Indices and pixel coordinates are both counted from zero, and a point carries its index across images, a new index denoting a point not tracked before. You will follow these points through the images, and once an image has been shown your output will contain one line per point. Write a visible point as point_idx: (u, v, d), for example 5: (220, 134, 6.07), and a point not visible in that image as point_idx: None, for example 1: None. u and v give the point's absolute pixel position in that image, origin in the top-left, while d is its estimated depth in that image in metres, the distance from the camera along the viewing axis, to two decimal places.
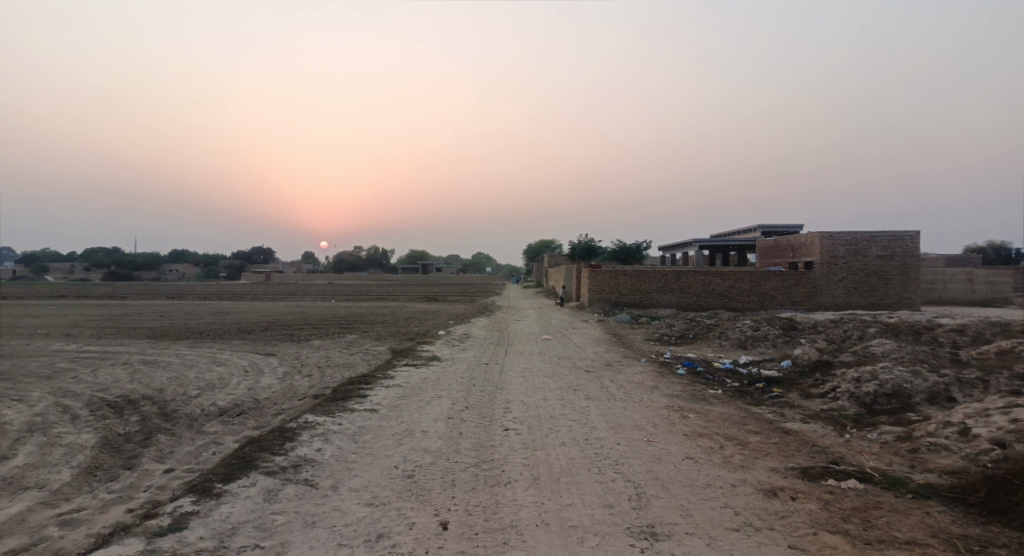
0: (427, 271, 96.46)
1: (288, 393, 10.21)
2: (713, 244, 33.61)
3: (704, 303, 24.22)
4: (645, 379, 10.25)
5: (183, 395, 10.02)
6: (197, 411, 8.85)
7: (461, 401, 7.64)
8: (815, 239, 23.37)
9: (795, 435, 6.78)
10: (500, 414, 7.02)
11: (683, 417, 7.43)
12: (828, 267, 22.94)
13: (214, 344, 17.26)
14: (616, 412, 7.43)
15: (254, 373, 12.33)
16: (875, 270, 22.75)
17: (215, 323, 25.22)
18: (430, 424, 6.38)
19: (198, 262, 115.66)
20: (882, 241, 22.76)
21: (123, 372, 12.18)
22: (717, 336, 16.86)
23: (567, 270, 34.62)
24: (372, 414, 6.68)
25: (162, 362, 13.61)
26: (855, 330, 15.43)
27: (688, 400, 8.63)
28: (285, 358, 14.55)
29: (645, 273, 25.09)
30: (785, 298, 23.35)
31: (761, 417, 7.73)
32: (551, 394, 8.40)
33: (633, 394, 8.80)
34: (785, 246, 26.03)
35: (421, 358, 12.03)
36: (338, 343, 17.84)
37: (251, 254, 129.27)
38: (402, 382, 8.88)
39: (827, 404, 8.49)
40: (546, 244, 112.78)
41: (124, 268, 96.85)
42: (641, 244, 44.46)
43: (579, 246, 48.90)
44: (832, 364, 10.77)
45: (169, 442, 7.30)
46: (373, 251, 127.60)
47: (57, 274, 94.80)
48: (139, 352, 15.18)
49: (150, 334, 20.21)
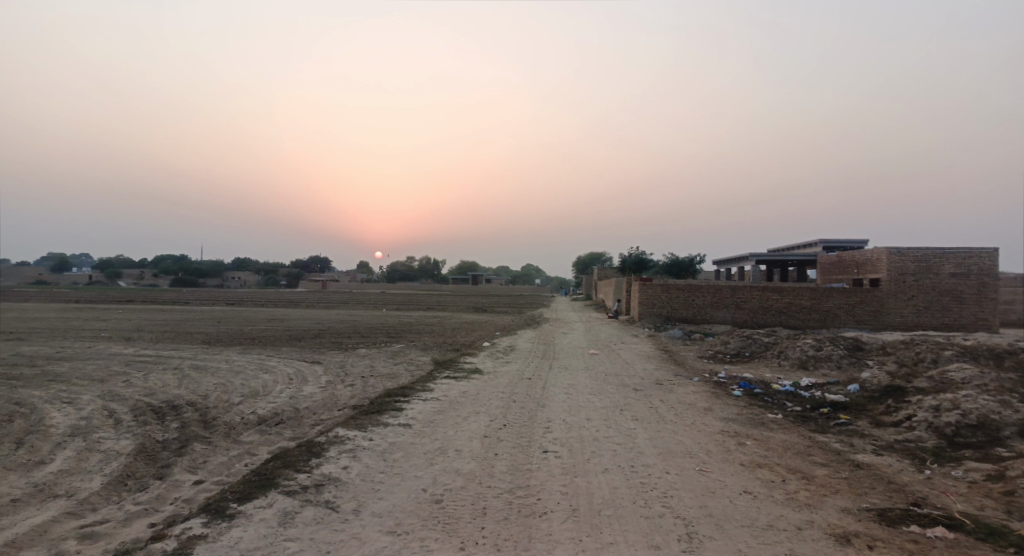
0: (476, 282, 96.96)
1: (327, 403, 10.08)
2: (770, 259, 32.20)
3: (761, 320, 23.08)
4: (697, 400, 9.61)
5: (225, 402, 10.04)
6: (237, 419, 8.81)
7: (500, 418, 7.27)
8: (882, 254, 21.93)
9: (867, 469, 6.08)
10: (540, 434, 6.62)
11: (739, 444, 6.81)
12: (896, 285, 21.48)
13: (263, 351, 17.53)
14: (665, 436, 6.90)
15: (297, 381, 12.33)
16: (949, 288, 21.14)
17: (267, 330, 25.77)
18: (464, 443, 6.04)
19: (258, 270, 120.02)
20: (957, 257, 21.14)
21: (173, 377, 12.39)
22: (775, 355, 15.92)
23: (617, 283, 33.87)
24: (405, 430, 6.40)
25: (211, 368, 13.84)
26: (929, 353, 14.24)
27: (744, 425, 7.98)
28: (330, 366, 14.57)
29: (697, 287, 24.16)
30: (849, 317, 22.00)
31: (828, 447, 7.02)
32: (596, 414, 7.92)
33: (683, 416, 8.21)
34: (849, 261, 24.58)
35: (463, 371, 11.74)
36: (382, 352, 17.80)
37: (308, 264, 133.32)
38: (440, 396, 8.60)
39: (902, 434, 7.68)
40: (595, 257, 111.75)
41: (191, 276, 101.42)
42: (694, 258, 43.16)
43: (629, 259, 47.95)
44: (905, 389, 9.84)
45: (204, 451, 7.22)
46: (423, 262, 129.33)
47: (129, 280, 100.05)
48: (192, 357, 15.52)
49: (205, 340, 20.76)
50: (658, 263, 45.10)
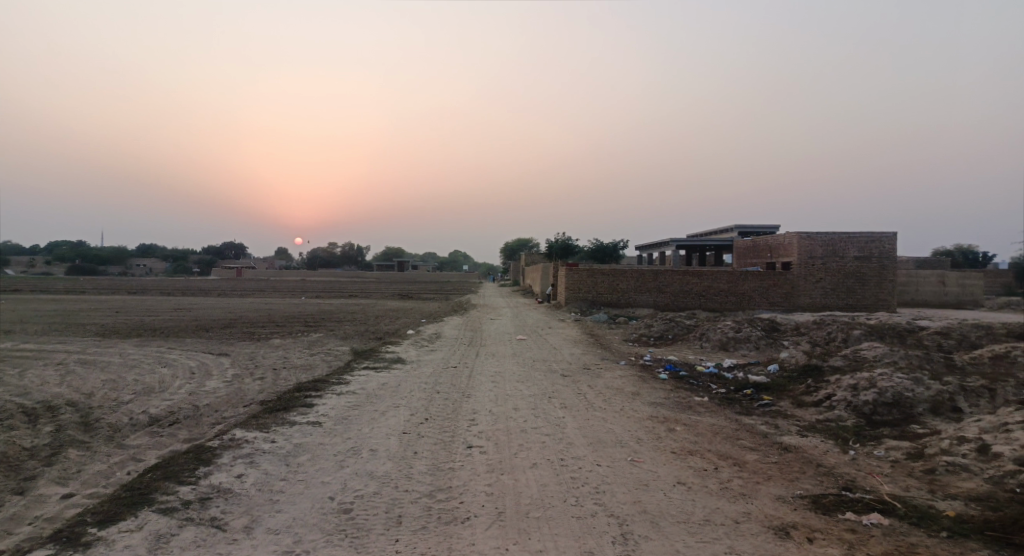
0: (402, 269, 95.27)
1: (233, 399, 9.17)
2: (690, 244, 33.15)
3: (682, 303, 23.65)
4: (626, 385, 9.46)
5: (113, 401, 8.90)
6: (124, 419, 7.78)
7: (421, 412, 6.76)
8: (793, 239, 22.92)
9: (794, 452, 6.05)
10: (464, 428, 6.17)
11: (669, 430, 6.65)
12: (806, 268, 22.54)
13: (165, 343, 16.03)
14: (595, 424, 6.63)
15: (200, 375, 11.22)
16: (852, 271, 22.42)
17: (172, 320, 23.77)
18: (380, 442, 5.50)
19: (166, 257, 112.15)
20: (859, 242, 22.40)
21: (52, 374, 10.96)
22: (697, 337, 16.24)
23: (544, 267, 33.85)
24: (314, 429, 5.78)
25: (101, 363, 12.41)
26: (838, 333, 14.91)
27: (673, 409, 7.88)
28: (239, 358, 13.46)
29: (622, 272, 24.40)
30: (763, 299, 22.91)
31: (755, 430, 7.00)
32: (523, 403, 7.56)
33: (612, 403, 8.01)
34: (762, 246, 25.60)
35: (384, 360, 11.07)
36: (299, 342, 16.75)
37: (222, 250, 126.29)
38: (356, 389, 7.97)
39: (822, 414, 7.81)
40: (522, 242, 112.31)
41: (89, 263, 93.37)
42: (618, 244, 43.94)
43: (556, 245, 48.22)
44: (822, 369, 10.12)
45: (78, 458, 6.24)
46: (346, 249, 125.38)
47: (15, 268, 90.76)
48: (79, 351, 13.90)
49: (98, 332, 18.81)
50: (584, 248, 45.59)
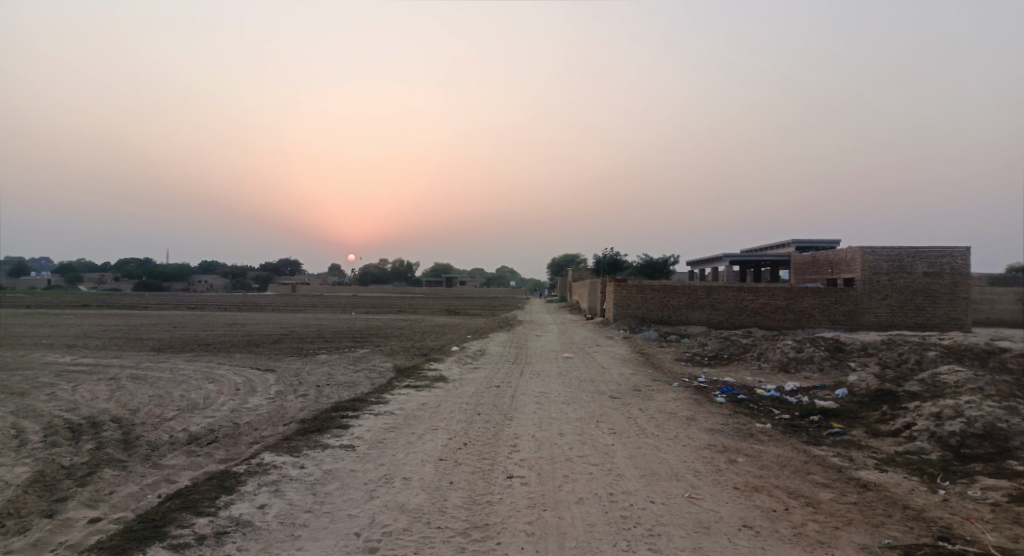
0: (451, 285, 96.20)
1: (273, 417, 9.03)
2: (743, 260, 31.91)
3: (736, 320, 22.61)
4: (680, 409, 8.84)
5: (157, 417, 8.90)
6: (163, 438, 7.69)
7: (460, 436, 6.39)
8: (855, 254, 21.61)
9: (875, 490, 5.35)
10: (504, 455, 5.76)
11: (730, 461, 6.05)
12: (870, 284, 21.18)
13: (215, 359, 16.25)
14: (647, 453, 6.10)
15: (244, 392, 11.20)
16: (922, 288, 20.91)
17: (225, 335, 24.32)
18: (414, 469, 5.15)
19: (226, 273, 116.71)
20: (929, 256, 20.91)
21: (103, 389, 11.12)
22: (754, 357, 15.35)
23: (591, 284, 33.22)
24: (347, 453, 5.49)
25: (152, 378, 12.58)
26: (912, 354, 13.76)
27: (732, 437, 7.25)
28: (284, 375, 13.45)
29: (673, 288, 23.57)
30: (823, 317, 21.65)
31: (827, 463, 6.30)
32: (569, 428, 7.10)
33: (666, 429, 7.43)
34: (822, 261, 24.30)
35: (426, 378, 10.78)
36: (345, 359, 16.72)
37: (278, 266, 130.63)
38: (395, 410, 7.68)
39: (903, 446, 7.02)
40: (570, 258, 111.54)
41: (155, 280, 98.01)
42: (668, 259, 42.84)
43: (604, 261, 47.49)
44: (898, 394, 9.22)
45: (113, 479, 6.13)
46: (395, 265, 127.43)
47: (88, 285, 96.19)
48: (133, 366, 14.21)
49: (154, 347, 19.27)
50: (632, 264, 44.65)
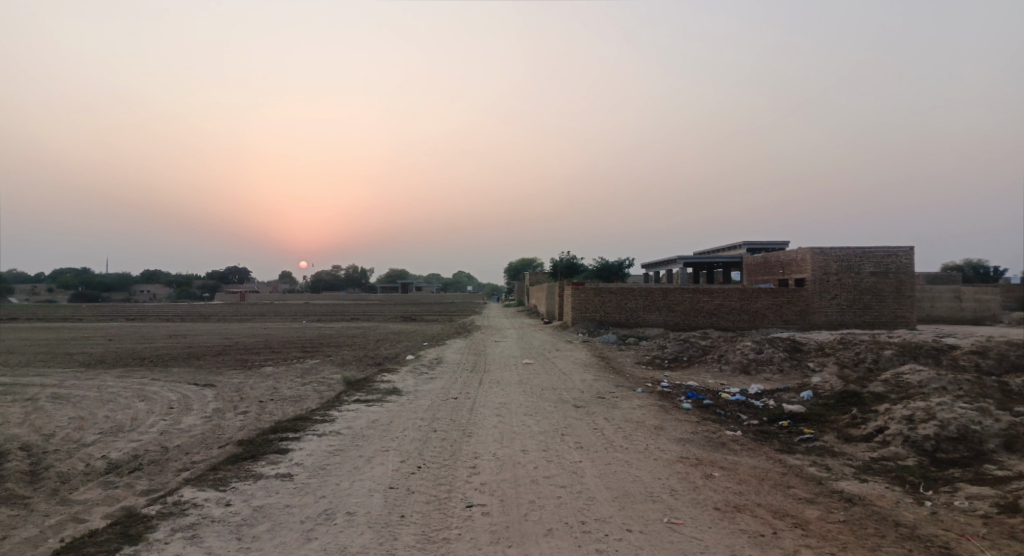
0: (407, 290, 94.98)
1: (208, 438, 8.17)
2: (697, 261, 32.21)
3: (693, 322, 22.64)
4: (647, 417, 8.45)
5: (73, 442, 7.91)
6: (77, 467, 6.75)
7: (413, 458, 5.78)
8: (806, 254, 21.91)
9: (860, 505, 5.02)
10: (463, 479, 5.19)
11: (707, 476, 5.64)
12: (820, 284, 21.51)
13: (149, 374, 15.01)
14: (618, 470, 5.63)
15: (178, 410, 10.22)
16: (869, 287, 21.36)
17: (164, 348, 22.79)
18: (361, 501, 4.53)
19: (171, 282, 112.04)
20: (875, 256, 21.37)
21: (14, 412, 9.92)
22: (715, 359, 15.23)
23: (548, 287, 32.95)
24: (283, 484, 4.81)
25: (74, 398, 11.38)
26: (868, 353, 13.84)
27: (705, 447, 6.89)
28: (225, 390, 12.43)
29: (631, 290, 23.43)
30: (777, 317, 21.89)
31: (805, 474, 5.97)
32: (533, 443, 6.59)
33: (635, 440, 7.00)
34: (773, 262, 24.61)
35: (378, 391, 10.06)
36: (293, 370, 15.75)
37: (226, 273, 126.18)
38: (342, 429, 7.00)
39: (877, 452, 6.80)
40: (526, 262, 111.79)
41: (93, 289, 93.09)
42: (624, 261, 43.09)
43: (561, 264, 47.49)
44: (864, 396, 9.09)
45: (7, 521, 5.23)
46: (350, 271, 125.03)
47: (19, 296, 90.56)
48: (54, 384, 12.88)
49: (82, 362, 17.76)
50: (589, 267, 44.73)
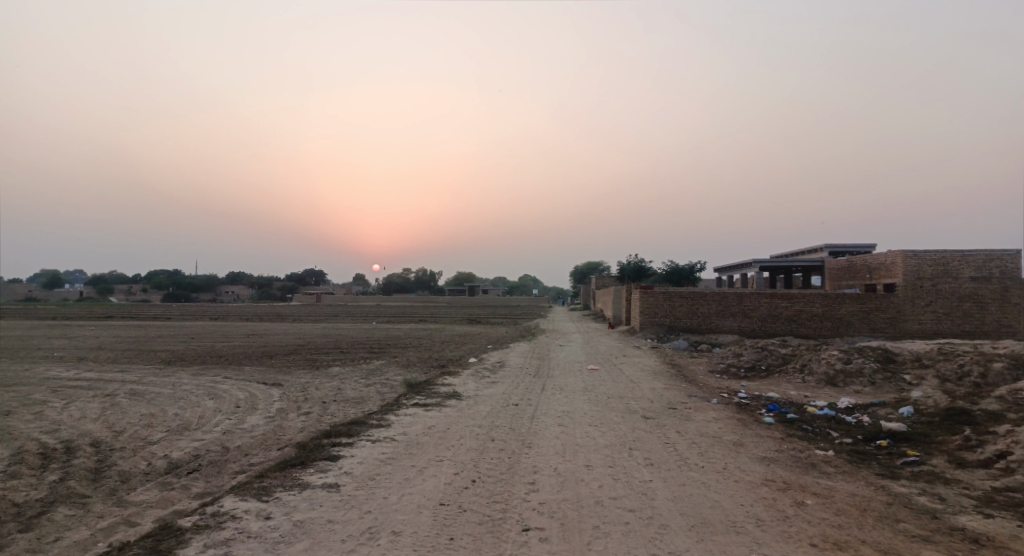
0: (473, 293, 95.98)
1: (268, 438, 8.12)
2: (773, 265, 30.45)
3: (770, 329, 21.28)
4: (723, 432, 7.71)
5: (140, 440, 8.04)
6: (138, 466, 6.79)
7: (467, 471, 5.38)
8: (896, 258, 20.13)
9: (990, 548, 4.18)
10: (520, 498, 4.73)
11: (797, 504, 4.93)
12: (913, 290, 19.68)
13: (222, 372, 15.45)
14: (695, 494, 5.01)
15: (243, 410, 10.33)
16: (971, 293, 19.32)
17: (240, 347, 23.67)
18: (409, 520, 4.17)
19: (253, 284, 118.20)
20: (977, 260, 19.31)
21: (94, 408, 10.31)
22: (796, 370, 14.09)
23: (615, 292, 32.09)
24: (329, 497, 4.53)
25: (150, 395, 11.77)
26: (975, 366, 12.34)
27: (792, 469, 6.12)
28: (290, 390, 12.56)
29: (702, 295, 22.32)
30: (863, 325, 20.21)
31: (914, 505, 5.11)
32: (598, 458, 6.05)
33: (713, 458, 6.33)
34: (859, 266, 22.80)
35: (438, 395, 9.77)
36: (357, 371, 15.85)
37: (303, 276, 131.96)
38: (397, 435, 6.71)
39: (1002, 480, 5.81)
40: (592, 266, 110.35)
41: (184, 290, 99.63)
42: (695, 265, 41.53)
43: (628, 268, 46.42)
44: (977, 415, 7.95)
45: (64, 522, 5.24)
46: (419, 274, 127.75)
47: (119, 296, 98.10)
48: (134, 381, 13.43)
49: (165, 360, 18.63)
50: (657, 271, 43.42)
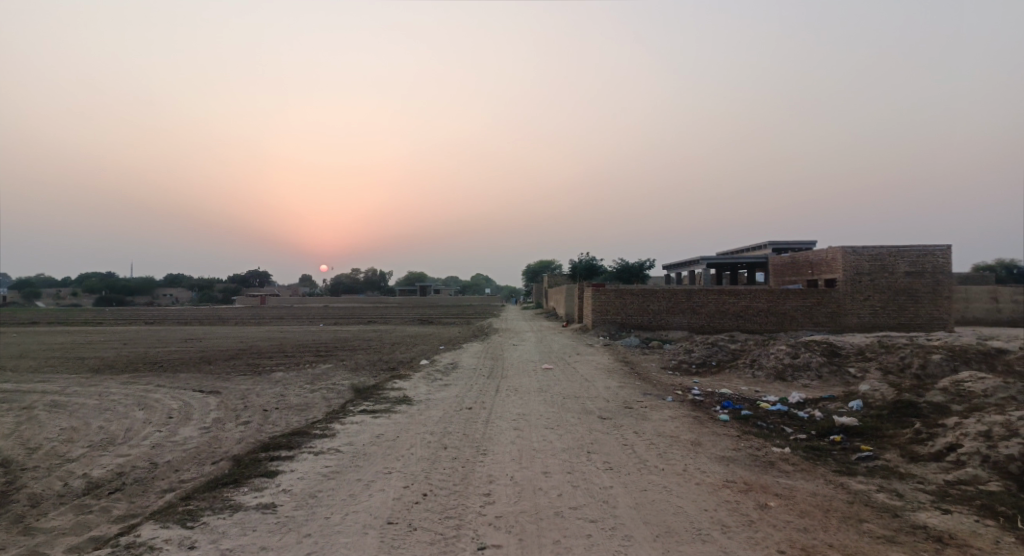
0: (425, 293, 94.88)
1: (203, 451, 7.51)
2: (720, 262, 31.14)
3: (718, 324, 21.65)
4: (681, 431, 7.60)
5: (57, 457, 7.29)
6: (52, 487, 6.10)
7: (417, 483, 5.02)
8: (836, 254, 20.79)
9: (954, 547, 4.12)
10: (475, 512, 4.41)
11: (761, 507, 4.80)
12: (852, 285, 20.38)
13: (156, 380, 14.46)
14: (658, 501, 4.80)
15: (177, 420, 9.60)
16: (905, 287, 20.15)
17: (177, 352, 22.38)
18: (353, 542, 3.79)
19: (194, 286, 113.43)
20: (910, 256, 20.14)
21: (6, 423, 9.37)
22: (746, 365, 14.29)
23: (568, 290, 32.14)
24: (264, 520, 4.09)
25: (72, 406, 10.83)
26: (914, 358, 12.75)
27: (752, 469, 6.03)
28: (230, 398, 11.82)
29: (653, 292, 22.51)
30: (806, 319, 20.81)
31: (874, 503, 5.07)
32: (556, 464, 5.79)
33: (673, 460, 6.17)
34: (801, 262, 23.46)
35: (387, 400, 9.34)
36: (303, 375, 15.15)
37: (248, 276, 127.41)
38: (342, 445, 6.28)
39: (954, 473, 5.87)
40: (545, 264, 110.94)
41: (118, 293, 94.51)
42: (645, 263, 42.16)
43: (580, 266, 46.77)
44: (924, 408, 8.12)
45: None
46: (370, 274, 125.45)
47: (46, 300, 92.25)
48: (56, 391, 12.38)
49: (92, 367, 17.36)
50: (608, 269, 43.88)
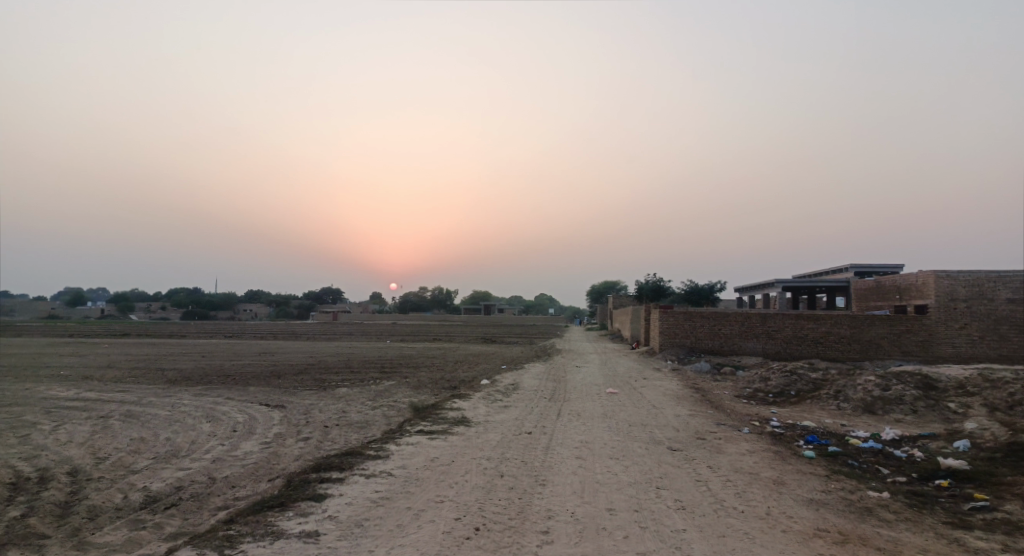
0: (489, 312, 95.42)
1: (259, 467, 7.44)
2: (796, 286, 29.42)
3: (796, 351, 20.27)
4: (762, 468, 6.88)
5: (123, 468, 7.41)
6: (112, 500, 6.13)
7: (469, 516, 4.64)
8: (927, 277, 19.09)
9: None
10: (530, 553, 3.98)
11: None
12: (947, 312, 18.61)
13: (226, 393, 14.85)
14: (739, 550, 4.21)
15: (240, 435, 9.68)
16: (1008, 315, 18.21)
17: (250, 366, 23.13)
18: None
19: (272, 302, 118.94)
20: (1014, 280, 18.21)
21: (83, 432, 9.71)
22: (829, 396, 13.15)
23: (634, 312, 31.20)
24: (305, 550, 3.84)
25: (145, 417, 11.18)
26: None
27: (847, 516, 5.29)
28: (292, 413, 11.92)
29: (725, 315, 21.39)
30: (894, 348, 19.14)
31: None
32: (622, 500, 5.28)
33: (754, 501, 5.52)
34: (887, 286, 21.72)
35: (445, 421, 9.06)
36: (364, 392, 15.19)
37: (322, 294, 132.44)
38: (395, 469, 6.00)
39: None
40: (609, 285, 109.28)
41: (203, 308, 100.27)
42: (714, 285, 40.57)
43: (646, 287, 45.61)
44: None
45: None
46: (436, 293, 127.55)
47: (139, 314, 98.97)
48: (133, 402, 12.87)
49: (170, 379, 18.09)
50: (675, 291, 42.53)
